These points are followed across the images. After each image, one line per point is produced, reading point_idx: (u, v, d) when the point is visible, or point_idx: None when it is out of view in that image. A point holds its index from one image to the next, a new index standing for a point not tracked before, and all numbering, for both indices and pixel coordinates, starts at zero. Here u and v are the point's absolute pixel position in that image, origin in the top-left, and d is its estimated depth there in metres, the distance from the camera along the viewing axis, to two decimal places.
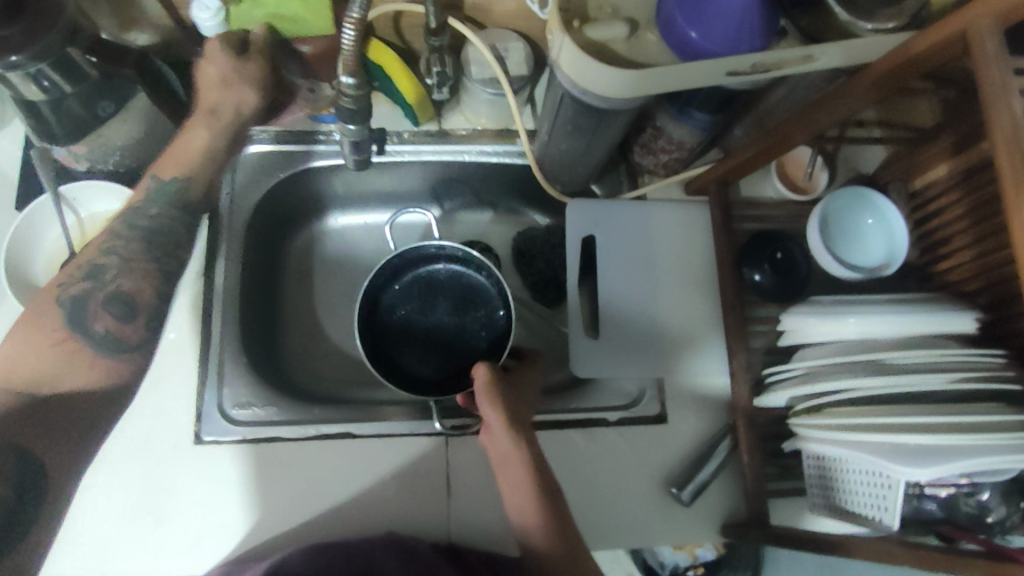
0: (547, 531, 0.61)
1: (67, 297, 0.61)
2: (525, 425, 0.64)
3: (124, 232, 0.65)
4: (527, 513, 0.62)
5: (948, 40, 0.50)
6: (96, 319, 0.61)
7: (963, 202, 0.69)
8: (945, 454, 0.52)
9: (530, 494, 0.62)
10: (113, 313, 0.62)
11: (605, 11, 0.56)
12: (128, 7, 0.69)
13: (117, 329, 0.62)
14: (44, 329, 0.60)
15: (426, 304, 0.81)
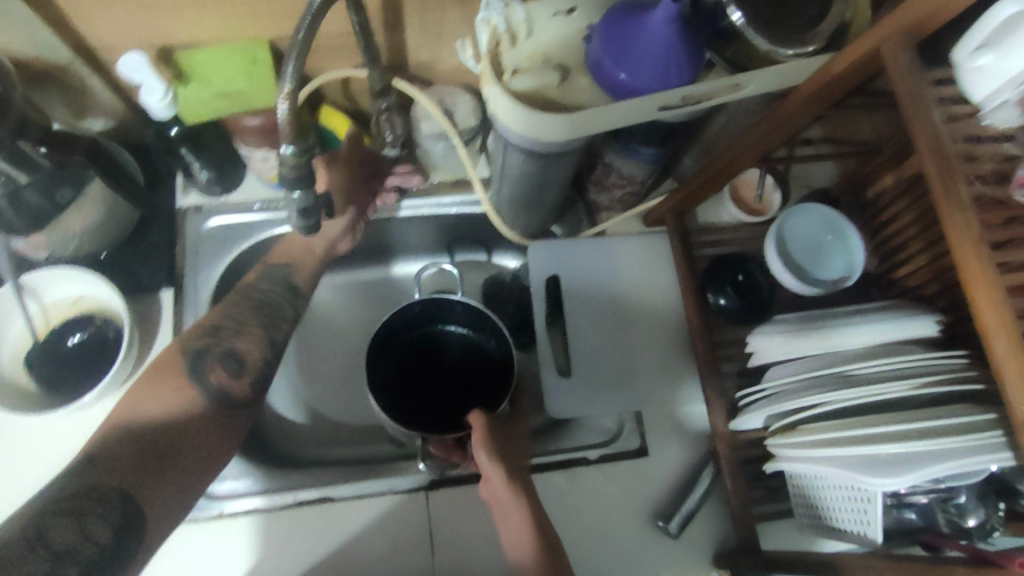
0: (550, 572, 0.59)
1: (191, 348, 0.66)
2: (520, 472, 0.65)
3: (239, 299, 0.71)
4: (523, 555, 0.61)
5: (865, 58, 0.52)
6: (213, 372, 0.66)
7: (911, 210, 0.71)
8: (920, 462, 0.52)
9: (530, 534, 0.61)
10: (226, 369, 0.66)
11: (537, 61, 0.58)
12: (80, 97, 0.70)
13: (228, 385, 0.66)
14: (170, 376, 0.64)
15: (433, 355, 0.79)
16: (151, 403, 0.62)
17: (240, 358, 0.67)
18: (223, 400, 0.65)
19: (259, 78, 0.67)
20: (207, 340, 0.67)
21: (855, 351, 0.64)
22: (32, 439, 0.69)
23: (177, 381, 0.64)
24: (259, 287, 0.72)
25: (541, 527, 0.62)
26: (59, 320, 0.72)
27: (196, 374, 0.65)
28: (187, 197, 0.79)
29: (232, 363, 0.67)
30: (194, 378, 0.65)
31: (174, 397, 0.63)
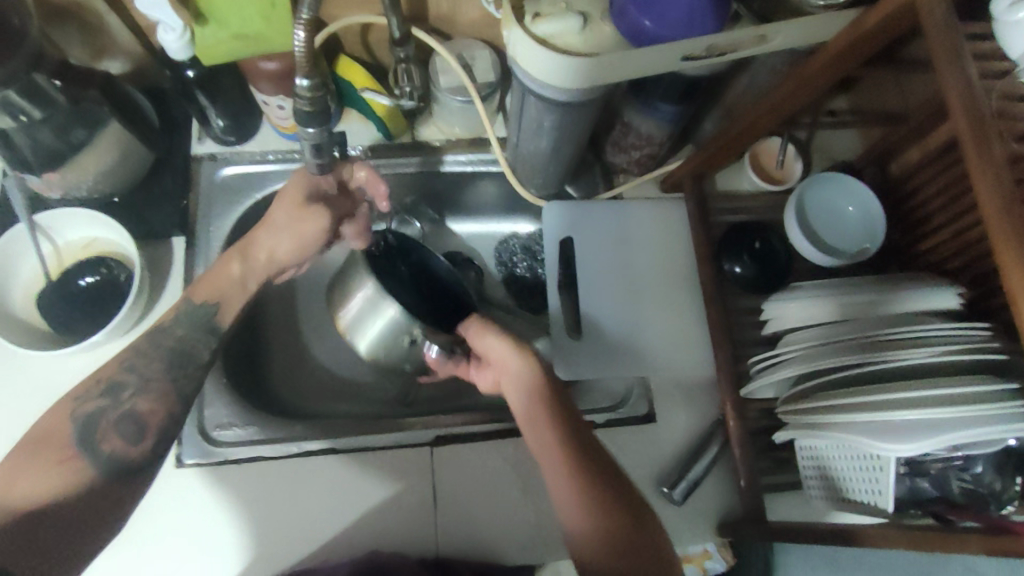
0: (608, 533, 0.55)
1: (80, 414, 0.59)
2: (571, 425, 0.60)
3: (147, 350, 0.63)
4: (578, 523, 0.56)
5: (899, 11, 0.49)
6: (107, 439, 0.59)
7: (937, 181, 0.69)
8: (935, 430, 0.51)
9: (578, 500, 0.57)
10: (123, 436, 0.59)
11: (558, 6, 0.56)
12: (98, 36, 0.70)
13: (123, 450, 0.59)
14: (52, 447, 0.58)
15: (392, 263, 0.76)
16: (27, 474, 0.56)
17: (140, 421, 0.61)
18: (118, 469, 0.59)
19: (276, 22, 0.65)
20: (101, 402, 0.60)
21: (873, 318, 0.62)
22: (40, 376, 0.70)
23: (63, 454, 0.58)
24: (176, 333, 0.65)
25: (591, 478, 0.58)
26: (71, 262, 0.72)
27: (87, 443, 0.58)
28: (202, 144, 0.78)
29: (132, 427, 0.60)
30: (81, 447, 0.58)
31: (63, 472, 0.57)
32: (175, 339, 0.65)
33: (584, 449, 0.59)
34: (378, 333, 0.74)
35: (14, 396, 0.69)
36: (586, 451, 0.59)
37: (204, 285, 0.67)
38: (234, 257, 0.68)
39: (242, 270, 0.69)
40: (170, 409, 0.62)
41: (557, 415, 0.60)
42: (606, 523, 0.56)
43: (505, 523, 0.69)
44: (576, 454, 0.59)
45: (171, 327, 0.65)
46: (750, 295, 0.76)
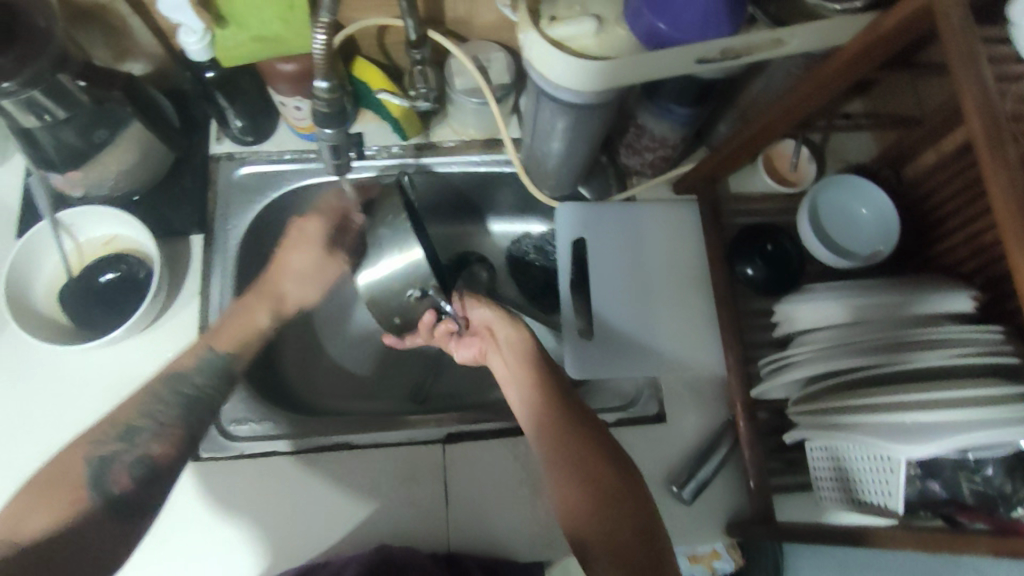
0: (593, 513, 0.59)
1: (95, 456, 0.60)
2: (571, 415, 0.65)
3: (167, 397, 0.65)
4: (572, 505, 0.61)
5: (915, 15, 0.50)
6: (117, 478, 0.60)
7: (951, 184, 0.69)
8: (945, 431, 0.51)
9: (576, 485, 0.61)
10: (133, 476, 0.60)
11: (574, 9, 0.56)
12: (121, 38, 0.71)
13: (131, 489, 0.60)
14: (65, 483, 0.58)
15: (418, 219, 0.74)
16: (33, 510, 0.56)
17: (152, 464, 0.61)
18: (128, 503, 0.60)
19: (295, 24, 0.66)
20: (118, 444, 0.61)
21: (887, 319, 0.62)
22: (62, 371, 0.71)
23: (73, 494, 0.58)
24: (195, 381, 0.67)
25: (581, 459, 0.62)
26: (92, 259, 0.74)
27: (98, 480, 0.59)
28: (220, 145, 0.80)
29: (143, 468, 0.61)
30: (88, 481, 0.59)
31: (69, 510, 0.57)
32: (194, 386, 0.67)
33: (579, 434, 0.63)
34: (388, 279, 0.72)
35: (37, 389, 0.70)
36: (580, 437, 0.63)
37: (228, 330, 0.72)
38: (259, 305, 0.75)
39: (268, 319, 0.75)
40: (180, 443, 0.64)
41: (554, 401, 0.66)
42: (593, 501, 0.60)
43: (516, 521, 0.69)
44: (568, 438, 0.63)
45: (189, 375, 0.67)
46: (763, 297, 0.76)
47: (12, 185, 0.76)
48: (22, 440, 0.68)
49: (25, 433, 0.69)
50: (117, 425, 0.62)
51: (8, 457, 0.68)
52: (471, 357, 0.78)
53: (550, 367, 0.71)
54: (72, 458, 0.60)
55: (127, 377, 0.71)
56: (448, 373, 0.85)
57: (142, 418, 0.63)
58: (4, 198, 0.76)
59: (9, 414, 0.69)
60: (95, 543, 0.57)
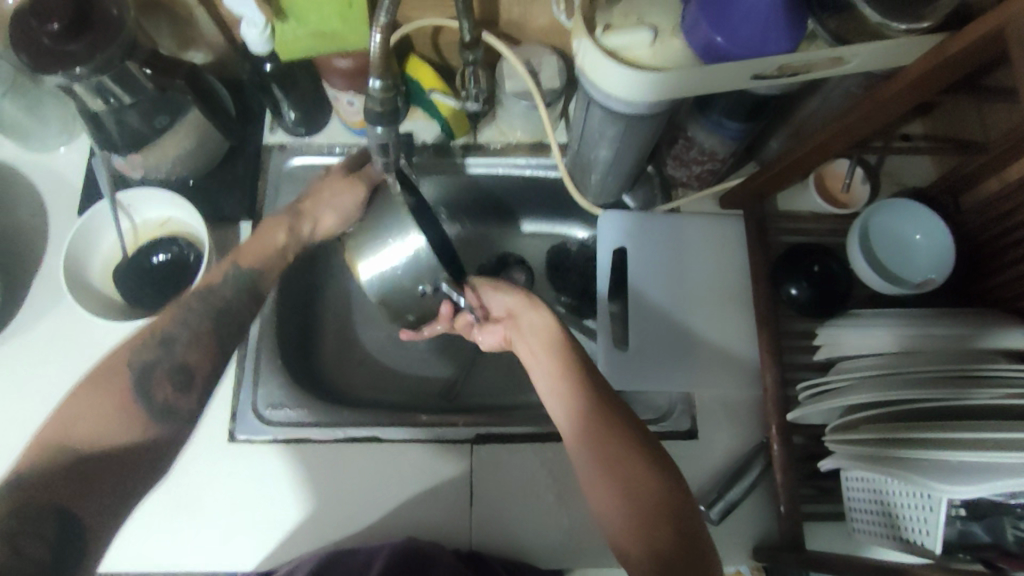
0: (625, 501, 0.53)
1: (136, 363, 0.56)
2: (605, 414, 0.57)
3: (195, 305, 0.61)
4: (618, 515, 0.53)
5: (986, 38, 0.48)
6: (160, 385, 0.56)
7: (1013, 215, 0.66)
8: (991, 473, 0.49)
9: (617, 496, 0.53)
10: (173, 385, 0.57)
11: (630, 19, 0.56)
12: (186, 28, 0.74)
13: (174, 401, 0.56)
14: (113, 390, 0.54)
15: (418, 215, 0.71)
16: (92, 423, 0.52)
17: (189, 373, 0.58)
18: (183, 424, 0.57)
19: (353, 22, 0.67)
20: (156, 353, 0.57)
21: (934, 352, 0.61)
22: (112, 345, 0.74)
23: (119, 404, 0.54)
24: (223, 294, 0.63)
25: (614, 469, 0.54)
26: (146, 239, 0.76)
27: (141, 394, 0.55)
28: (273, 135, 0.82)
29: (183, 377, 0.57)
30: (135, 395, 0.55)
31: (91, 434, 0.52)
32: (223, 299, 0.63)
33: (614, 440, 0.56)
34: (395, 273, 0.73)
35: (88, 361, 0.73)
36: (612, 444, 0.55)
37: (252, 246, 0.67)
38: (281, 223, 0.69)
39: (288, 239, 0.69)
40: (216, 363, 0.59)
41: (585, 400, 0.58)
42: (629, 501, 0.53)
43: (540, 526, 0.69)
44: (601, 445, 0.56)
45: (218, 288, 0.63)
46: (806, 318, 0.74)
47: (76, 164, 0.80)
48: None
49: None
50: (152, 332, 0.58)
51: None
52: (496, 344, 0.72)
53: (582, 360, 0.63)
54: (113, 366, 0.56)
55: None
56: (480, 372, 0.85)
57: (172, 323, 0.59)
58: (69, 177, 0.79)
59: (62, 385, 0.72)
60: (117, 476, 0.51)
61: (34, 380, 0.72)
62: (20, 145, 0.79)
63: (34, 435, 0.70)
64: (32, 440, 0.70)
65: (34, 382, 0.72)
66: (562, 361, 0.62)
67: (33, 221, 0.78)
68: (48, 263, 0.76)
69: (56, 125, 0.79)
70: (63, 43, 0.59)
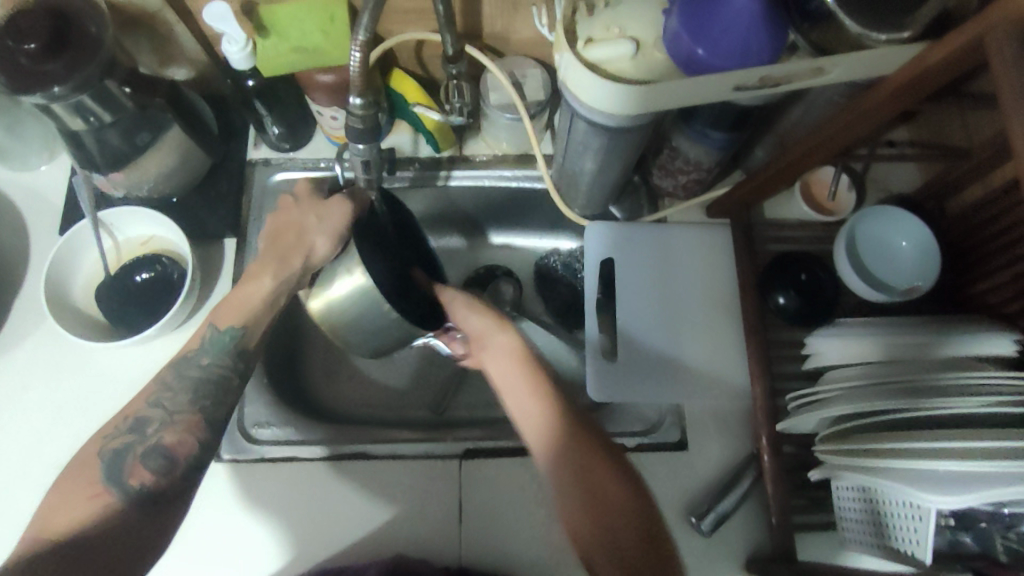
0: (593, 512, 0.54)
1: (108, 449, 0.56)
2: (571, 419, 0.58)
3: (174, 383, 0.60)
4: (583, 525, 0.54)
5: (965, 47, 0.48)
6: (134, 471, 0.55)
7: (997, 221, 0.66)
8: (980, 482, 0.49)
9: (582, 506, 0.54)
10: (150, 468, 0.56)
11: (611, 32, 0.56)
12: (167, 45, 0.73)
13: (153, 483, 0.55)
14: (83, 484, 0.54)
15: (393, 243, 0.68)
16: (68, 513, 0.52)
17: (168, 455, 0.57)
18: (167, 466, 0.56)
19: (336, 36, 0.68)
20: (129, 436, 0.57)
21: (921, 361, 0.61)
22: (96, 366, 0.73)
23: (92, 489, 0.54)
24: (199, 364, 0.62)
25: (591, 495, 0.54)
26: (129, 257, 0.75)
27: (114, 479, 0.55)
28: (257, 151, 0.81)
29: (160, 458, 0.56)
30: (109, 482, 0.54)
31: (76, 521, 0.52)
32: (200, 367, 0.62)
33: (588, 450, 0.56)
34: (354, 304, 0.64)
35: (72, 383, 0.72)
36: (589, 471, 0.55)
37: (229, 305, 0.65)
38: (267, 268, 0.67)
39: (275, 283, 0.67)
40: (200, 436, 0.58)
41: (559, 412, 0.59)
42: (596, 511, 0.54)
43: (530, 541, 0.69)
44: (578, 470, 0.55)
45: (195, 356, 0.62)
46: (794, 327, 0.74)
47: (58, 183, 0.79)
48: (54, 432, 0.70)
49: (58, 426, 0.71)
50: (126, 417, 0.58)
51: (42, 447, 0.70)
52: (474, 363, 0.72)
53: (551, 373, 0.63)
54: (88, 458, 0.56)
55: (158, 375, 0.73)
56: (470, 387, 0.84)
57: (145, 405, 0.59)
58: (51, 196, 0.79)
59: (44, 407, 0.71)
60: (115, 553, 0.51)
61: (15, 403, 0.71)
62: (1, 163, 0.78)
63: (16, 457, 0.69)
64: (14, 463, 0.69)
65: (15, 405, 0.71)
66: (536, 381, 0.61)
67: (15, 240, 0.77)
68: (30, 282, 0.75)
69: (38, 143, 0.78)
70: (41, 62, 0.59)
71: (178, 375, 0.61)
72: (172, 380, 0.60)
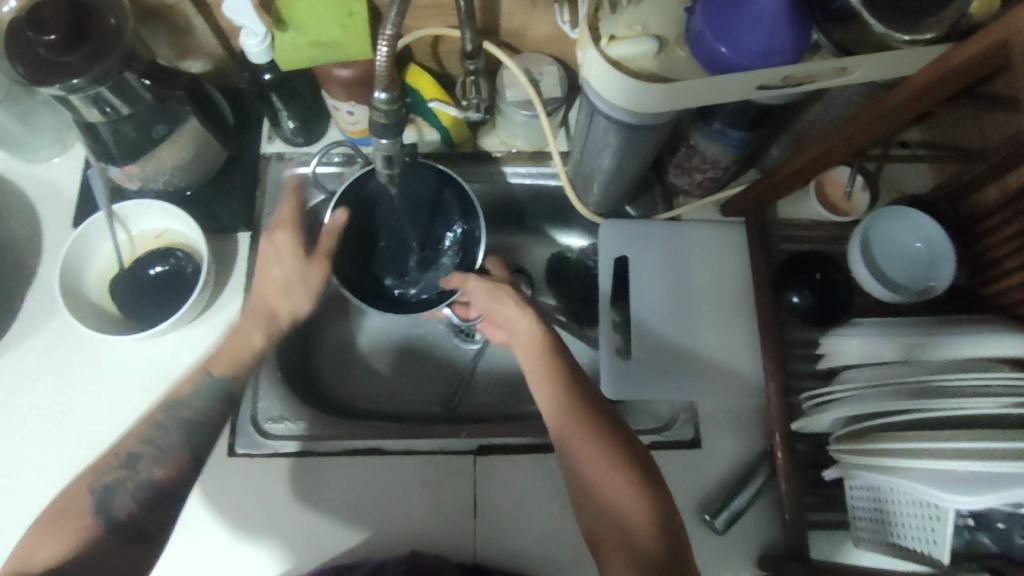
0: (604, 514, 0.56)
1: (99, 484, 0.57)
2: (583, 421, 0.59)
3: (163, 422, 0.61)
4: (597, 524, 0.56)
5: (991, 48, 0.48)
6: (120, 502, 0.56)
7: (1012, 224, 0.66)
8: (998, 483, 0.49)
9: (596, 506, 0.57)
10: (138, 501, 0.57)
11: (635, 29, 0.56)
12: (183, 37, 0.73)
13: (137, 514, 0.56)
14: (72, 518, 0.55)
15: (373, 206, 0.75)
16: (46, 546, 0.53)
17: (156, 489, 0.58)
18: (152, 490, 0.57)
19: (355, 32, 0.68)
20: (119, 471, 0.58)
21: (939, 362, 0.61)
22: (110, 358, 0.73)
23: (78, 522, 0.55)
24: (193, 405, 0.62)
25: (596, 493, 0.56)
26: (144, 250, 0.75)
27: (101, 506, 0.56)
28: (271, 144, 0.81)
29: (148, 492, 0.58)
30: (97, 513, 0.56)
31: (79, 540, 0.54)
32: (194, 410, 0.62)
33: (598, 452, 0.57)
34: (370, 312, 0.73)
35: (87, 375, 0.72)
36: (603, 471, 0.57)
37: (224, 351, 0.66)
38: (258, 326, 0.68)
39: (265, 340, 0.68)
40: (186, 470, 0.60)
41: (572, 412, 0.60)
42: (606, 512, 0.56)
43: (544, 537, 0.69)
44: (589, 481, 0.57)
45: (188, 399, 0.63)
46: (808, 327, 0.74)
47: (71, 175, 0.79)
48: (68, 424, 0.70)
49: (71, 418, 0.71)
50: (117, 453, 0.59)
51: (57, 439, 0.70)
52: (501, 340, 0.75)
53: (571, 369, 0.64)
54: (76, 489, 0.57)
55: (172, 368, 0.73)
56: (481, 384, 0.84)
57: (137, 442, 0.60)
58: (64, 188, 0.78)
59: (58, 399, 0.71)
60: None
61: (28, 394, 0.71)
62: (14, 154, 0.78)
63: (31, 449, 0.69)
64: (28, 455, 0.69)
65: (28, 395, 0.71)
66: (553, 378, 0.63)
67: (28, 232, 0.77)
68: (43, 274, 0.75)
69: (51, 135, 0.78)
70: (60, 54, 0.58)
71: (170, 415, 0.61)
72: (163, 419, 0.61)
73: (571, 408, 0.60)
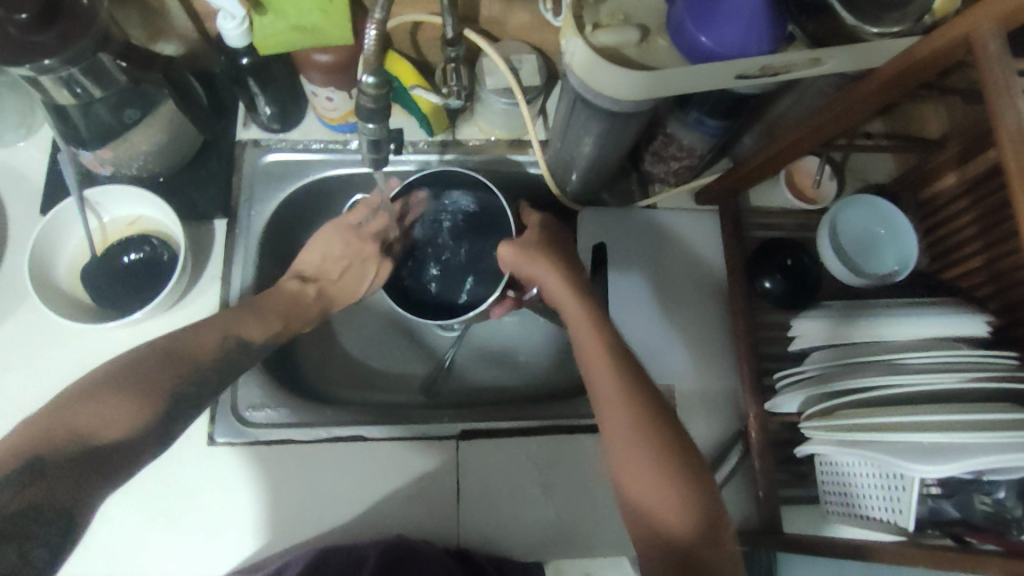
0: (651, 511, 0.52)
1: None
2: (635, 414, 0.55)
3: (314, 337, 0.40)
4: (639, 517, 0.53)
5: (952, 44, 0.50)
6: None
7: (971, 211, 0.69)
8: (963, 452, 0.52)
9: (645, 504, 0.52)
10: None
11: (617, 18, 0.58)
12: (156, 17, 0.71)
13: None
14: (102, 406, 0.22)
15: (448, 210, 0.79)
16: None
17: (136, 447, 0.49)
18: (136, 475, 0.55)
19: (334, 15, 0.66)
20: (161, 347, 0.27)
21: (905, 343, 0.63)
22: (84, 348, 0.71)
23: None
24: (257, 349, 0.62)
25: (641, 488, 0.53)
26: (116, 238, 0.74)
27: None
28: (247, 130, 0.80)
29: None
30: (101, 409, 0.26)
31: None
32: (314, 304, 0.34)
33: (650, 447, 0.53)
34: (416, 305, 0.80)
35: (57, 367, 0.70)
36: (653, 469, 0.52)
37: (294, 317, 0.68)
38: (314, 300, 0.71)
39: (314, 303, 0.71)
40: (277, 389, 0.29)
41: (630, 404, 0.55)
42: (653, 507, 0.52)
43: (526, 518, 0.70)
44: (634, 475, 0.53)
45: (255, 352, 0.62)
46: (779, 311, 0.77)
47: (36, 159, 0.76)
48: None
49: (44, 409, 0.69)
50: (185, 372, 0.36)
51: None
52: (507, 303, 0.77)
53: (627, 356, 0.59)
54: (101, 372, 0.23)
55: None
56: (460, 369, 0.86)
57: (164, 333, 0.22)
58: (30, 173, 0.76)
59: (29, 390, 0.69)
60: None
61: None
62: None
63: None
64: None
65: None
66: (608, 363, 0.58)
67: None
68: (9, 264, 0.73)
69: (15, 118, 0.75)
70: (31, 33, 0.57)
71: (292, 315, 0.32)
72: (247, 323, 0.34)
73: (602, 367, 0.58)
